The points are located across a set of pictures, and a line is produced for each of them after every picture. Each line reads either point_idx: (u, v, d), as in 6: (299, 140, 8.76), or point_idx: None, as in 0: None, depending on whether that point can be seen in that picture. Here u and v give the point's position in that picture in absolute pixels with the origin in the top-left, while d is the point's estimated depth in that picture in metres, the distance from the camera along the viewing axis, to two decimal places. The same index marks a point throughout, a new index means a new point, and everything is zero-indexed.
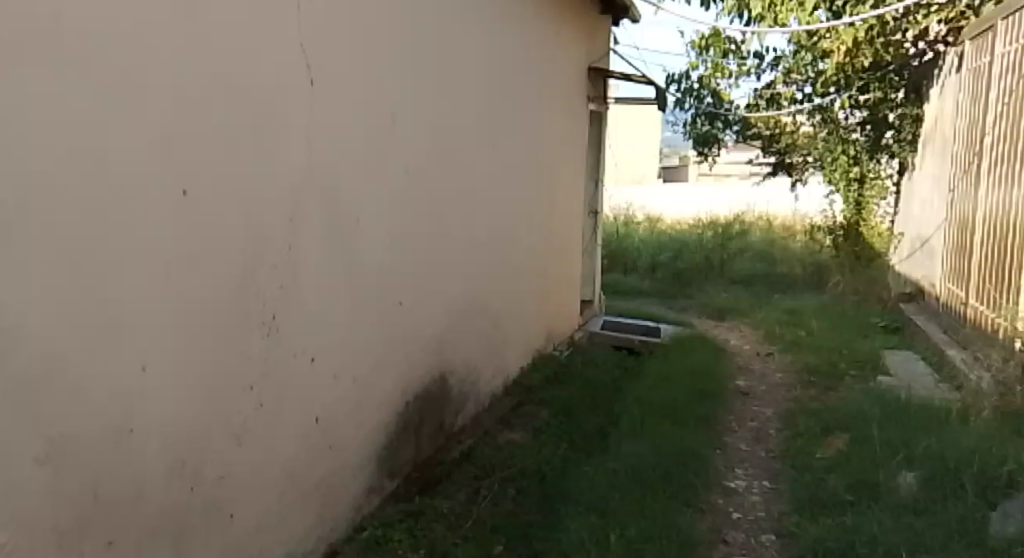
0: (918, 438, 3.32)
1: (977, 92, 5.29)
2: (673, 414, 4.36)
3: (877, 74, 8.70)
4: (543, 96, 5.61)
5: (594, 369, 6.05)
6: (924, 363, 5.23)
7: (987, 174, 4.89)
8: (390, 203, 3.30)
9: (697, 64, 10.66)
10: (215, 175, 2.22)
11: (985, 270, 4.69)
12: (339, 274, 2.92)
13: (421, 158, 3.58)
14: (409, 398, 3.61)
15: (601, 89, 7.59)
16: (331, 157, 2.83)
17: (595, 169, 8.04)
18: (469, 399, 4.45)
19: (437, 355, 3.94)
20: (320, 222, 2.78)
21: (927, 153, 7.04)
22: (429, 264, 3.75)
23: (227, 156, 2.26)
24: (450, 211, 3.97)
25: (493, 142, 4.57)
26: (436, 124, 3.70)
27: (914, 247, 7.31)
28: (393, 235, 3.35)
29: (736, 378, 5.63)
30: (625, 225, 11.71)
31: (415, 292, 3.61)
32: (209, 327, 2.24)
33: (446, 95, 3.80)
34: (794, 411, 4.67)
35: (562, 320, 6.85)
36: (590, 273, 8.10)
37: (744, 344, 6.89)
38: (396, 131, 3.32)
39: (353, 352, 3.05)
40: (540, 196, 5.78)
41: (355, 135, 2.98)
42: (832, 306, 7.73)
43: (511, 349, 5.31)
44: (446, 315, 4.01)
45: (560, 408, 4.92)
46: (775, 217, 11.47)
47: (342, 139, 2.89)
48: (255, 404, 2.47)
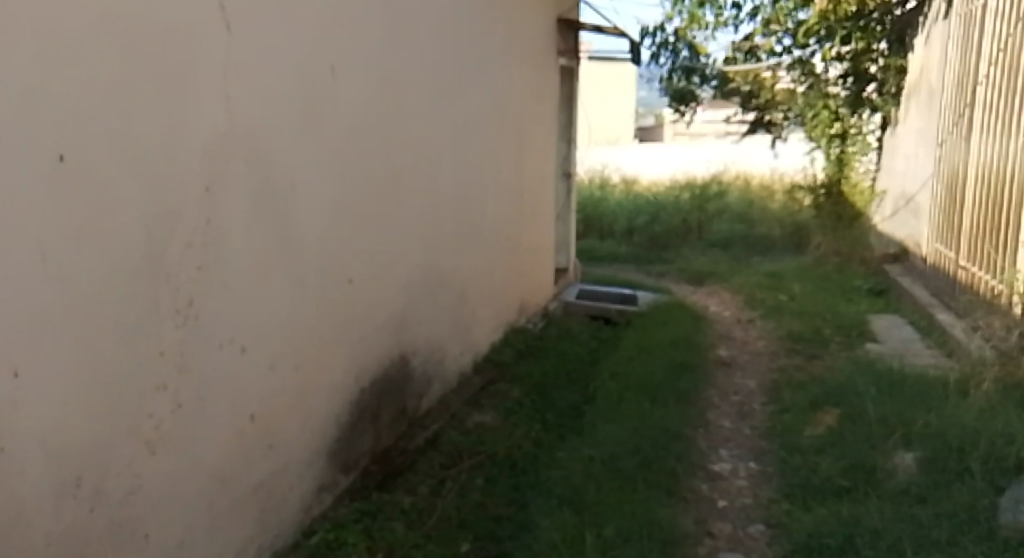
0: (915, 413, 3.06)
1: (968, 39, 4.96)
2: (652, 390, 4.09)
3: (858, 24, 8.31)
4: (509, 50, 5.22)
5: (569, 342, 5.77)
6: (912, 328, 5.01)
7: (980, 126, 4.58)
8: (331, 169, 2.92)
9: (672, 15, 10.25)
10: (107, 132, 1.77)
11: (978, 229, 4.44)
12: (272, 248, 2.53)
13: (368, 116, 3.21)
14: (365, 384, 3.28)
15: (571, 43, 7.19)
16: (256, 113, 2.43)
17: (568, 130, 7.69)
18: (434, 381, 4.13)
19: (396, 334, 3.61)
20: (246, 189, 2.39)
21: (912, 107, 6.73)
22: (381, 235, 3.40)
23: (122, 110, 1.82)
24: (404, 176, 3.61)
25: (452, 100, 4.19)
26: (383, 78, 3.32)
27: (897, 206, 7.09)
28: (338, 205, 2.98)
29: (717, 348, 5.37)
30: (600, 188, 11.35)
31: (368, 266, 3.26)
32: (109, 319, 1.82)
33: (395, 46, 3.42)
34: (779, 382, 4.43)
35: (536, 289, 6.54)
36: (564, 240, 7.79)
37: (725, 310, 6.66)
38: (336, 85, 2.93)
39: (295, 337, 2.69)
40: (508, 158, 5.43)
41: (284, 87, 2.57)
42: (814, 268, 7.51)
43: (480, 323, 5.00)
44: (403, 292, 3.67)
45: (533, 387, 4.64)
46: (754, 176, 11.18)
47: (269, 93, 2.49)
48: (171, 405, 2.08)
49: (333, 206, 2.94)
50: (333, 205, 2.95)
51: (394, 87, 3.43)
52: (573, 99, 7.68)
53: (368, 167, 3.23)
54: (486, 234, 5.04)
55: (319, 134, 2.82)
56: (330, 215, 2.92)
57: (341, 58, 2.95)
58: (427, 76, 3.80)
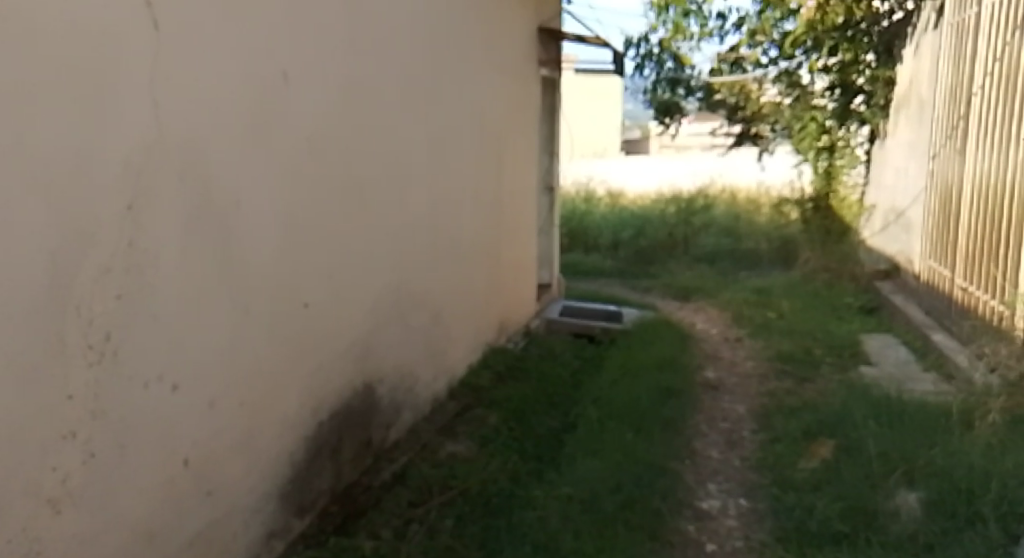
0: (916, 447, 2.84)
1: (962, 49, 4.78)
2: (636, 418, 3.86)
3: (846, 35, 8.18)
4: (486, 58, 5.02)
5: (550, 363, 5.53)
6: (906, 349, 4.81)
7: (976, 138, 4.39)
8: (284, 183, 2.67)
9: (656, 26, 10.10)
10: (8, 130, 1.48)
11: (976, 245, 4.25)
12: (211, 273, 2.27)
13: (327, 127, 2.96)
14: (323, 417, 3.02)
15: (553, 54, 7.00)
16: (192, 122, 2.17)
17: (551, 142, 7.49)
18: (403, 409, 3.87)
19: (360, 361, 3.35)
20: (177, 207, 2.12)
21: (902, 120, 6.58)
22: (344, 256, 3.15)
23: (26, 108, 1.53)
24: (369, 191, 3.36)
25: (423, 111, 3.96)
26: (344, 88, 3.09)
27: (887, 220, 6.94)
28: (291, 223, 2.73)
29: (704, 369, 5.15)
30: (585, 201, 11.16)
31: (327, 289, 3.01)
32: (7, 364, 1.52)
33: (356, 52, 3.18)
34: (769, 408, 4.21)
35: (517, 307, 6.29)
36: (547, 255, 7.56)
37: (712, 328, 6.45)
38: (288, 93, 2.68)
39: (239, 369, 2.43)
40: (486, 172, 5.20)
41: (224, 94, 2.32)
42: (802, 285, 7.33)
43: (456, 345, 4.75)
44: (369, 316, 3.42)
45: (510, 413, 4.39)
46: (740, 189, 11.04)
47: (208, 101, 2.24)
48: (83, 456, 1.76)
49: (285, 224, 2.69)
50: (286, 222, 2.69)
51: (356, 96, 3.20)
52: (555, 111, 7.47)
53: (327, 181, 2.98)
54: (462, 251, 4.79)
55: (268, 146, 2.57)
56: (281, 234, 2.67)
57: (294, 63, 2.70)
58: (393, 85, 3.56)
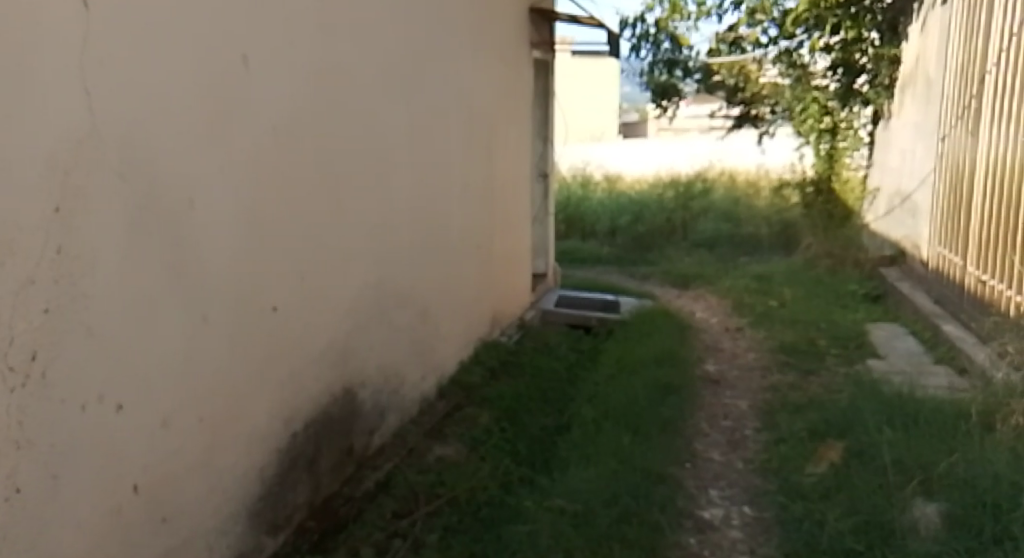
0: (933, 453, 2.65)
1: (972, 23, 4.52)
2: (634, 419, 3.66)
3: (849, 12, 7.92)
4: (473, 40, 4.77)
5: (545, 357, 5.34)
6: (915, 340, 4.61)
7: (988, 119, 4.15)
8: (245, 178, 2.45)
9: (652, 5, 9.79)
10: None
11: (991, 233, 4.03)
12: (161, 280, 2.06)
13: (296, 116, 2.74)
14: (296, 427, 2.81)
15: (546, 35, 6.74)
16: (140, 114, 1.94)
17: (544, 127, 7.24)
18: (388, 412, 3.67)
19: (340, 365, 3.15)
20: (117, 207, 1.88)
21: (908, 99, 6.34)
22: (318, 254, 2.94)
23: None
24: (346, 184, 3.14)
25: (404, 98, 3.73)
26: (314, 73, 2.85)
27: (892, 204, 6.72)
28: (255, 222, 2.51)
29: (704, 362, 4.96)
30: (582, 187, 10.92)
31: (298, 291, 2.79)
32: None
33: (328, 34, 2.95)
34: (772, 405, 4.01)
35: (511, 298, 6.08)
36: (542, 244, 7.34)
37: (711, 317, 6.26)
38: (249, 79, 2.45)
39: (196, 383, 2.23)
40: (475, 161, 4.98)
41: (175, 81, 2.09)
42: (804, 271, 7.11)
43: (446, 343, 4.54)
44: (347, 317, 3.21)
45: (503, 412, 4.20)
46: (739, 172, 10.81)
47: (157, 89, 2.01)
48: (7, 494, 1.54)
49: (248, 223, 2.47)
50: (249, 220, 2.48)
51: (328, 82, 2.96)
52: (549, 95, 7.21)
53: (297, 175, 2.76)
54: (450, 243, 4.58)
55: (226, 138, 2.34)
56: (244, 234, 2.45)
57: (255, 47, 2.47)
58: (369, 70, 3.33)
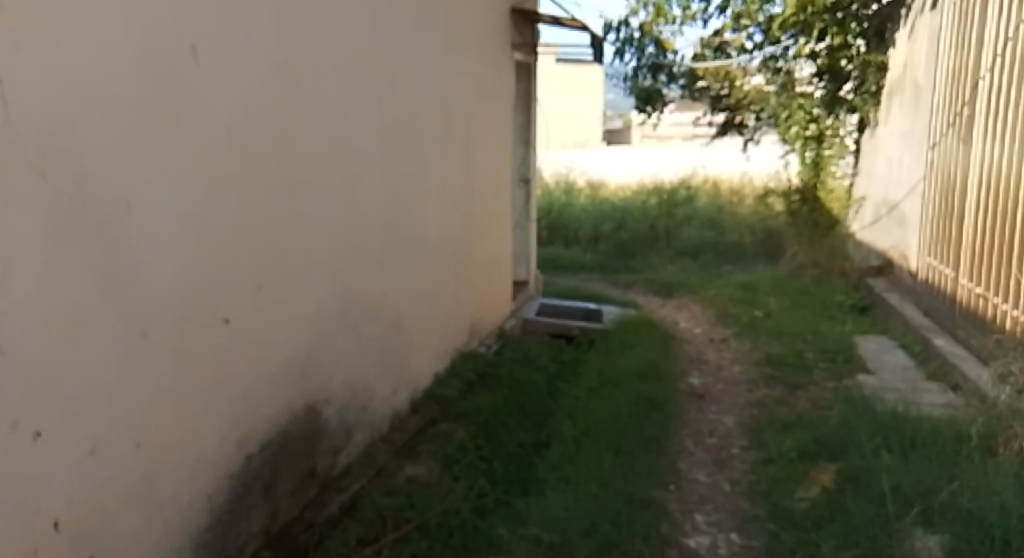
0: (933, 480, 2.50)
1: (965, 27, 4.41)
2: (615, 436, 3.48)
3: (836, 17, 7.79)
4: (451, 39, 4.59)
5: (524, 368, 5.14)
6: (905, 353, 4.48)
7: (982, 126, 4.03)
8: (192, 178, 2.23)
9: (637, 9, 9.68)
10: None
11: (985, 243, 3.90)
12: (93, 290, 1.84)
13: (253, 114, 2.53)
14: (251, 450, 2.60)
15: (528, 37, 6.57)
16: (71, 105, 1.73)
17: (526, 131, 7.06)
18: (355, 430, 3.45)
19: (301, 381, 2.94)
20: (37, 205, 1.63)
21: (895, 107, 6.25)
22: (278, 262, 2.73)
23: None
24: (310, 188, 2.94)
25: (376, 97, 3.54)
26: (274, 69, 2.65)
27: (879, 213, 6.62)
28: (204, 227, 2.30)
29: (688, 375, 4.79)
30: (565, 193, 10.78)
31: (254, 302, 2.58)
32: None
33: (290, 26, 2.75)
34: (759, 421, 3.85)
35: (490, 307, 5.88)
36: (523, 251, 7.16)
37: (695, 327, 6.11)
38: (198, 72, 2.24)
39: (132, 404, 2.00)
40: (453, 165, 4.78)
41: (111, 67, 1.87)
42: (789, 281, 6.99)
43: (420, 355, 4.34)
44: (310, 329, 3.00)
45: (479, 428, 4.00)
46: (722, 180, 10.71)
47: (91, 75, 1.79)
48: None
49: (195, 228, 2.26)
50: (196, 225, 2.26)
51: (290, 78, 2.76)
52: (531, 98, 7.04)
53: (254, 177, 2.56)
54: (426, 250, 4.38)
55: (170, 134, 2.13)
56: (190, 240, 2.24)
57: (206, 37, 2.27)
58: (336, 67, 3.13)
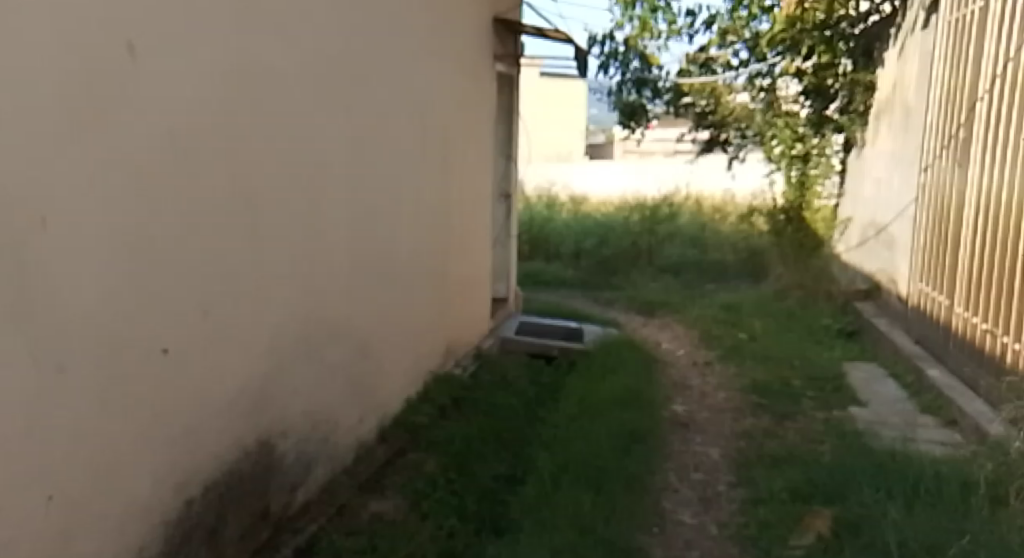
0: (939, 534, 2.31)
1: (960, 47, 4.28)
2: (595, 473, 3.25)
3: (824, 36, 7.71)
4: (428, 48, 4.37)
5: (501, 391, 4.91)
6: (897, 384, 4.31)
7: (979, 149, 3.89)
8: (130, 193, 1.98)
9: (622, 23, 9.57)
10: None
11: (983, 272, 3.75)
12: (11, 324, 1.56)
13: (204, 122, 2.29)
14: (192, 494, 2.34)
15: (510, 48, 6.38)
16: None
17: (507, 144, 6.85)
18: (315, 464, 3.19)
19: (253, 414, 2.68)
20: None
21: (883, 127, 6.15)
22: (228, 285, 2.48)
23: None
24: (265, 204, 2.69)
25: (344, 107, 3.31)
26: (228, 74, 2.41)
27: (866, 235, 6.50)
28: (142, 247, 2.04)
29: (671, 402, 4.59)
30: (547, 207, 10.62)
31: (199, 329, 2.33)
32: None
33: (248, 28, 2.51)
34: (746, 455, 3.65)
35: (467, 326, 5.64)
36: (503, 267, 6.93)
37: (678, 348, 5.92)
38: (144, 75, 2.00)
39: (58, 452, 1.74)
40: (429, 180, 4.56)
41: (44, 67, 1.63)
42: (774, 302, 6.85)
43: (391, 379, 4.08)
44: (264, 357, 2.74)
45: (451, 460, 3.75)
46: (706, 197, 10.60)
47: (19, 75, 1.54)
48: None
49: (133, 248, 2.00)
50: (134, 244, 2.01)
51: (247, 83, 2.52)
52: (513, 110, 6.84)
53: (203, 192, 2.31)
54: (398, 269, 4.13)
55: (107, 142, 1.88)
56: (127, 262, 1.98)
57: (152, 38, 2.03)
58: (300, 73, 2.89)
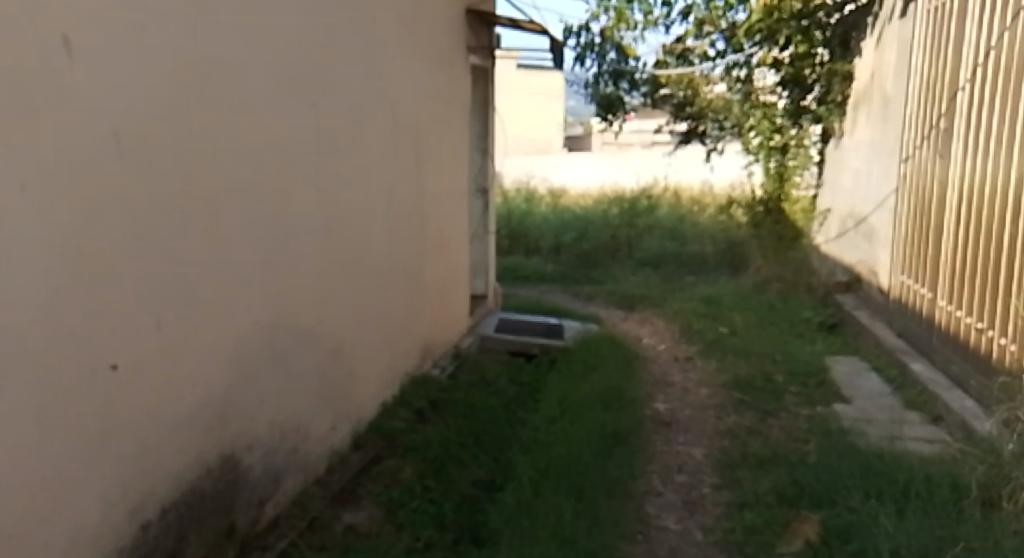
0: (932, 542, 2.25)
1: (940, 37, 4.23)
2: (578, 478, 3.15)
3: (801, 25, 7.66)
4: (397, 40, 4.21)
5: (480, 392, 4.78)
6: (881, 378, 4.27)
7: (961, 139, 3.84)
8: (78, 198, 1.82)
9: (598, 14, 9.44)
10: None
11: (966, 264, 3.71)
12: None
13: (156, 120, 2.13)
14: (148, 517, 2.18)
15: (484, 40, 6.24)
16: None
17: (483, 138, 6.71)
18: (283, 476, 3.04)
19: (215, 428, 2.52)
20: None
21: (861, 117, 6.11)
22: (184, 293, 2.32)
23: None
24: (224, 205, 2.53)
25: (308, 102, 3.16)
26: (182, 68, 2.24)
27: (845, 227, 6.47)
28: (93, 257, 1.88)
29: (653, 400, 4.49)
30: (525, 201, 10.50)
31: (153, 341, 2.18)
32: None
33: (203, 18, 2.35)
34: (730, 454, 3.56)
35: (444, 325, 5.50)
36: (481, 263, 6.80)
37: (659, 344, 5.84)
38: (93, 70, 1.84)
39: (1, 486, 1.59)
40: (402, 177, 4.41)
41: None
42: (754, 295, 6.80)
43: (365, 384, 3.94)
44: (226, 368, 2.58)
45: (428, 467, 3.62)
46: (685, 189, 10.54)
47: None
48: None
49: (82, 258, 1.84)
50: (83, 254, 1.85)
51: (203, 77, 2.36)
52: (488, 104, 6.70)
53: (158, 195, 2.15)
54: (371, 270, 3.98)
55: (52, 144, 1.71)
56: (76, 274, 1.82)
57: (101, 30, 1.86)
58: (259, 66, 2.73)
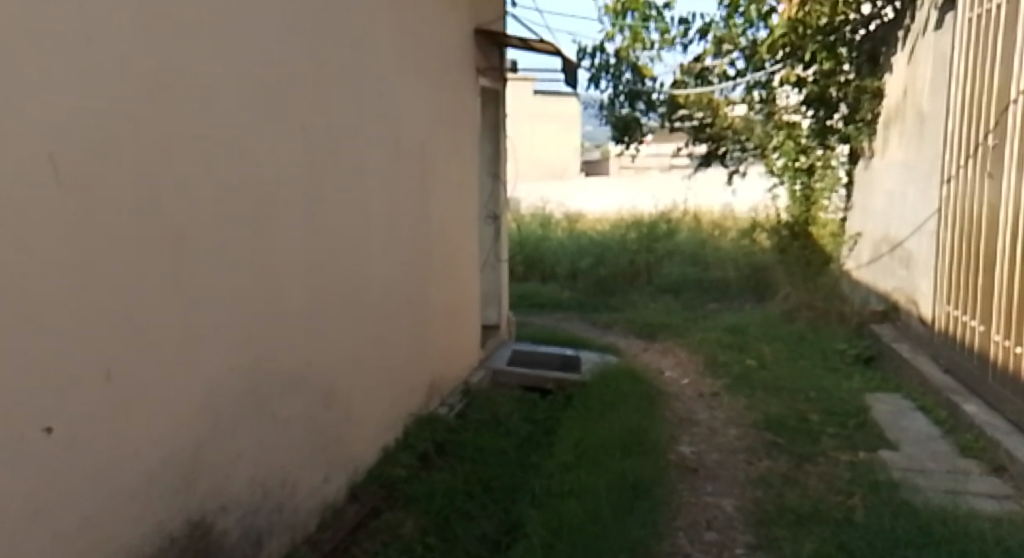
0: None
1: (983, 48, 3.92)
2: (597, 540, 2.80)
3: (827, 41, 7.34)
4: (395, 60, 3.96)
5: (490, 432, 4.45)
6: (931, 422, 3.90)
7: (1014, 159, 3.50)
8: (11, 234, 1.53)
9: (612, 34, 9.22)
10: None
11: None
12: None
13: (105, 144, 1.86)
14: None
15: (493, 61, 6.01)
16: None
17: (494, 162, 6.43)
18: (264, 539, 2.72)
19: (177, 492, 2.21)
20: None
21: (893, 136, 5.78)
22: (139, 340, 2.02)
23: None
24: (186, 242, 2.23)
25: (292, 124, 2.90)
26: (133, 87, 1.96)
27: (879, 252, 6.10)
28: (27, 302, 1.59)
29: (677, 442, 4.13)
30: (541, 227, 10.24)
31: (103, 397, 1.87)
32: None
33: (162, 32, 2.09)
34: (766, 507, 3.19)
35: (452, 360, 5.18)
36: (493, 292, 6.50)
37: (682, 377, 5.49)
38: (25, 89, 1.56)
39: None
40: (404, 205, 4.15)
41: None
42: (782, 324, 6.43)
43: (361, 429, 3.62)
44: (190, 423, 2.28)
45: (432, 522, 3.28)
46: (705, 212, 10.21)
47: None
48: None
49: (18, 309, 1.56)
50: (16, 300, 1.56)
51: (161, 96, 2.10)
52: (499, 127, 6.45)
53: (107, 229, 1.88)
54: (367, 305, 3.69)
55: None
56: (8, 325, 1.53)
57: (35, 42, 1.59)
58: (231, 86, 2.47)
